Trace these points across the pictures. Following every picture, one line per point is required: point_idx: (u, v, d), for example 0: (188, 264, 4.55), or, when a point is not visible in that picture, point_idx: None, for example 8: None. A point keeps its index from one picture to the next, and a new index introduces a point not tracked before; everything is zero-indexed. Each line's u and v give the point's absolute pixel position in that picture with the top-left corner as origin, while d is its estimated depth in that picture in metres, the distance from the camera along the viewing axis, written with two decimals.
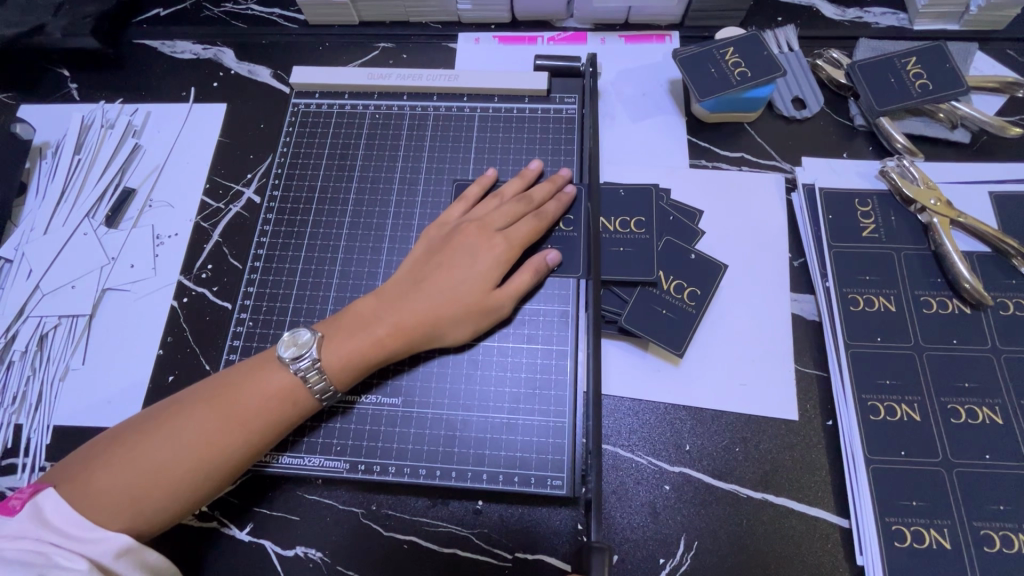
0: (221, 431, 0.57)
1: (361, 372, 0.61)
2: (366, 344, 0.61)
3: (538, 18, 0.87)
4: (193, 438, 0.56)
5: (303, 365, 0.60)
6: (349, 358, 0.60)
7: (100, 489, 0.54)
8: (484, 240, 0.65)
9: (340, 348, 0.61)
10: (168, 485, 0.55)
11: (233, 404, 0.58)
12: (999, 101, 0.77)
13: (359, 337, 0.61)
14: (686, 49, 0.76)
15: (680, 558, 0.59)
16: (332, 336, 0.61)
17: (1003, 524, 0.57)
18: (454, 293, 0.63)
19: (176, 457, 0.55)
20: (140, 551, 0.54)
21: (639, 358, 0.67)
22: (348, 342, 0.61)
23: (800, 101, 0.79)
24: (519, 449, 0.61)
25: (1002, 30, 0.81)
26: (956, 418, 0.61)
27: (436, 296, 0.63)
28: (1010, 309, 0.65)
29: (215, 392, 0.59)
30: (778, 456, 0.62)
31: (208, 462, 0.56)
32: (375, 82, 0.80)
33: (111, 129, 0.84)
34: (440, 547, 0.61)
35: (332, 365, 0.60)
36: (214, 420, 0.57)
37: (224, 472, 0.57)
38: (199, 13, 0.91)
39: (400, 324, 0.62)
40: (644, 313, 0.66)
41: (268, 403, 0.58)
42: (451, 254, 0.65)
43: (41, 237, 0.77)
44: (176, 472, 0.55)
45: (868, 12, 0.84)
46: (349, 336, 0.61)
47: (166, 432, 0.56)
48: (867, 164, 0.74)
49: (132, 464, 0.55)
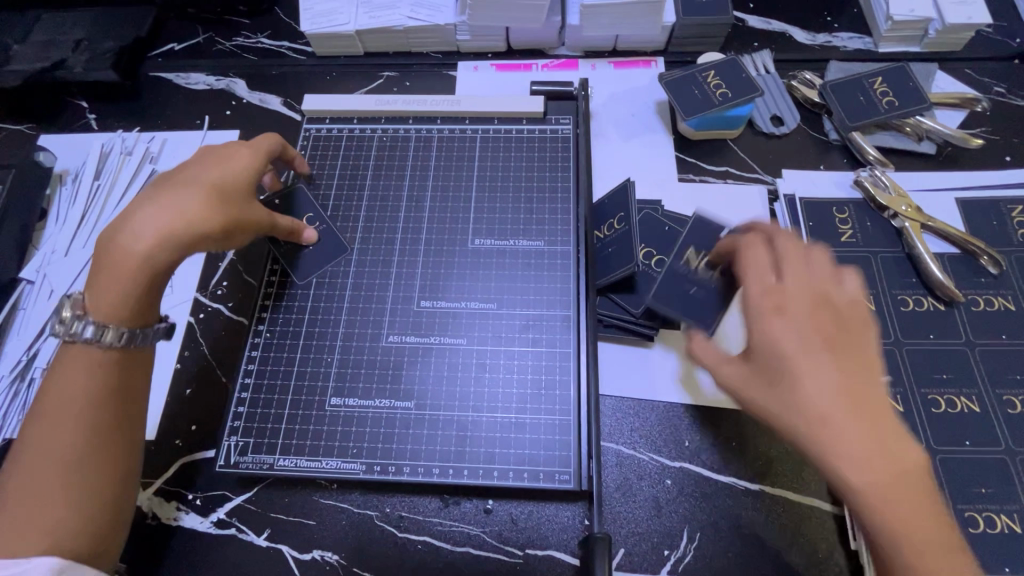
0: (92, 420, 0.56)
1: (127, 302, 0.58)
2: (123, 274, 0.58)
3: (532, 47, 0.93)
4: (59, 446, 0.54)
5: (86, 332, 0.57)
6: (117, 278, 0.58)
7: (3, 530, 0.51)
8: (205, 166, 0.65)
9: (104, 288, 0.58)
10: (66, 501, 0.53)
11: (69, 385, 0.57)
12: (961, 116, 0.83)
13: (113, 268, 0.58)
14: (671, 74, 0.82)
15: (684, 549, 0.62)
16: (95, 283, 0.59)
17: (986, 505, 0.60)
18: (151, 216, 0.59)
19: (52, 473, 0.53)
20: (75, 566, 0.52)
21: (633, 366, 0.70)
22: (111, 269, 0.58)
23: (778, 119, 0.84)
24: (527, 447, 0.64)
25: (960, 51, 0.88)
26: (936, 407, 0.65)
27: (147, 221, 0.59)
28: (980, 306, 0.70)
29: (51, 395, 0.56)
30: (773, 448, 0.66)
31: (82, 441, 0.55)
32: (382, 108, 0.85)
33: (129, 156, 0.88)
34: (451, 546, 0.63)
35: (101, 307, 0.58)
36: (62, 408, 0.56)
37: (118, 458, 0.57)
38: (213, 47, 0.97)
39: (151, 243, 0.58)
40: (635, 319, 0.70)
41: (114, 367, 0.58)
42: (177, 177, 0.63)
43: (61, 259, 0.81)
44: (64, 485, 0.53)
45: (837, 36, 0.91)
46: (105, 272, 0.58)
47: (28, 458, 0.54)
48: (842, 174, 0.80)
49: (20, 492, 0.53)
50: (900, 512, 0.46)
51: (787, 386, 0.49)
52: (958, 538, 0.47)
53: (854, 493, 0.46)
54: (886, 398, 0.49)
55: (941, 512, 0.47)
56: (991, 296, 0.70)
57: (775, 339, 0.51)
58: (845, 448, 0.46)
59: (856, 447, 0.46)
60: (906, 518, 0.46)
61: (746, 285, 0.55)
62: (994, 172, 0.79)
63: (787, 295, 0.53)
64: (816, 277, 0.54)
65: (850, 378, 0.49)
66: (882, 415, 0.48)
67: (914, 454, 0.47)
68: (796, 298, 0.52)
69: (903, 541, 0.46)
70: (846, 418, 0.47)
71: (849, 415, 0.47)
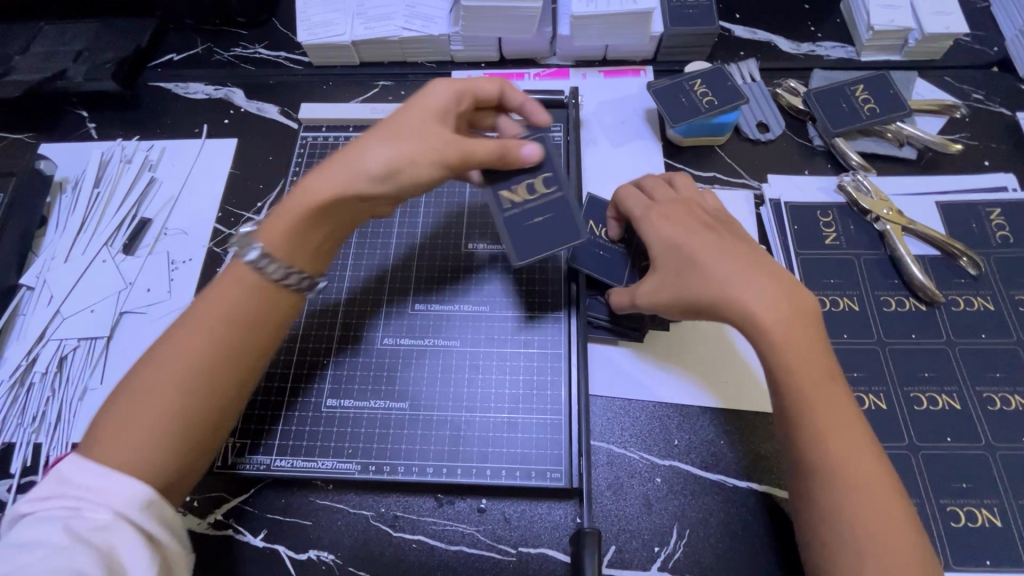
0: (198, 353, 0.57)
1: (298, 240, 0.61)
2: (287, 218, 0.61)
3: (524, 57, 0.95)
4: (169, 371, 0.56)
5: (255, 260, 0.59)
6: (298, 216, 0.61)
7: (126, 440, 0.53)
8: (436, 87, 0.67)
9: (283, 220, 0.61)
10: (163, 431, 0.54)
11: (208, 312, 0.58)
12: (940, 122, 0.86)
13: (289, 210, 0.61)
14: (659, 82, 0.84)
15: (674, 546, 0.63)
16: (271, 223, 0.61)
17: (967, 500, 0.62)
18: (397, 155, 0.62)
19: (158, 395, 0.55)
20: (161, 504, 0.53)
21: (623, 367, 0.72)
22: (301, 199, 0.61)
23: (764, 126, 0.87)
24: (520, 446, 0.66)
25: (939, 60, 0.91)
26: (918, 405, 0.67)
27: (378, 160, 0.62)
28: (961, 305, 0.72)
29: (202, 317, 0.58)
30: (760, 446, 0.67)
31: (215, 372, 0.57)
32: (377, 116, 0.87)
33: (129, 164, 0.89)
34: (445, 545, 0.64)
35: (279, 242, 0.60)
36: (195, 334, 0.57)
37: (219, 396, 0.57)
38: (211, 57, 0.99)
39: (309, 194, 0.61)
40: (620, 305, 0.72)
41: (241, 301, 0.59)
42: (419, 100, 0.66)
43: (61, 265, 0.82)
44: (168, 413, 0.55)
45: (820, 46, 0.93)
46: (287, 211, 0.61)
47: (141, 376, 0.56)
48: (826, 179, 0.82)
49: (145, 404, 0.55)
50: (799, 349, 0.56)
51: (692, 265, 0.61)
52: (843, 381, 0.57)
53: (764, 331, 0.57)
54: (771, 260, 0.62)
55: (829, 355, 0.58)
56: (971, 296, 0.72)
57: (669, 232, 0.64)
58: (748, 297, 0.58)
59: (759, 298, 0.58)
60: (804, 356, 0.56)
61: (633, 206, 0.69)
62: (973, 176, 0.81)
63: (667, 204, 0.67)
64: (685, 189, 0.70)
65: (734, 252, 0.61)
66: (768, 271, 0.60)
67: (806, 299, 0.59)
68: (674, 204, 0.67)
69: (804, 384, 0.56)
70: (737, 277, 0.59)
71: (742, 276, 0.59)
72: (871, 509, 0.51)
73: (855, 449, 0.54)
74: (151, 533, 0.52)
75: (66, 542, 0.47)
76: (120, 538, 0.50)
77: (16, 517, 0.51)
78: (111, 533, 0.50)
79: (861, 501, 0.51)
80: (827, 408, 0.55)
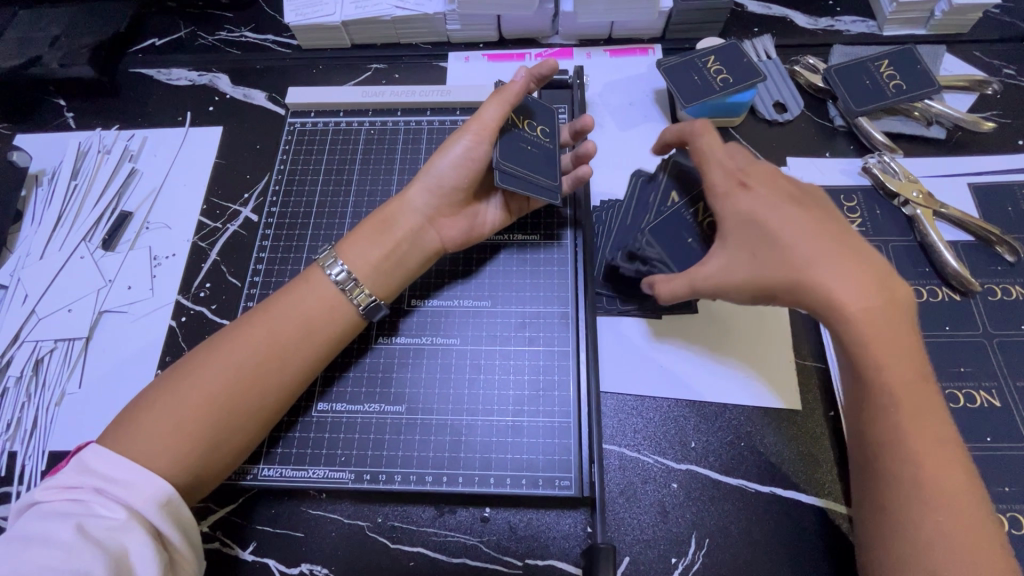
0: (250, 357, 0.57)
1: (389, 277, 0.64)
2: (377, 253, 0.63)
3: (525, 36, 0.90)
4: (215, 371, 0.56)
5: (338, 276, 0.62)
6: (379, 249, 0.63)
7: (150, 432, 0.53)
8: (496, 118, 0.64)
9: (363, 254, 0.63)
10: (195, 431, 0.54)
11: (269, 317, 0.59)
12: (970, 99, 0.80)
13: (374, 243, 0.63)
14: (669, 59, 0.79)
15: (693, 557, 0.58)
16: (356, 251, 0.63)
17: (1010, 505, 0.57)
18: (464, 159, 0.65)
19: (198, 393, 0.54)
20: (176, 503, 0.52)
21: (635, 357, 0.67)
22: (384, 234, 0.64)
23: (781, 106, 0.81)
24: (525, 451, 0.62)
25: (967, 32, 0.85)
26: (955, 402, 0.62)
27: (450, 161, 0.65)
28: (998, 295, 0.67)
29: (262, 322, 0.59)
30: (784, 448, 0.62)
31: (261, 376, 0.57)
32: (369, 100, 0.82)
33: (107, 155, 0.84)
34: (447, 557, 0.59)
35: (368, 277, 0.62)
36: (253, 337, 0.58)
37: (260, 403, 0.57)
38: (194, 41, 0.93)
39: (385, 223, 0.65)
40: (663, 230, 0.62)
41: (317, 313, 0.60)
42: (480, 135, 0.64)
43: (36, 263, 0.77)
44: (204, 409, 0.54)
45: (840, 20, 0.88)
46: (364, 244, 0.63)
47: (190, 370, 0.56)
48: (849, 161, 0.77)
49: (179, 398, 0.54)
50: (888, 343, 0.51)
51: (775, 246, 0.55)
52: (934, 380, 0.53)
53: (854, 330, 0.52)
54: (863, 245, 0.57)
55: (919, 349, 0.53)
56: (1009, 285, 0.67)
57: (754, 207, 0.57)
58: (840, 282, 0.52)
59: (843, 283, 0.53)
60: (891, 358, 0.51)
61: (711, 168, 0.61)
62: (1006, 156, 0.76)
63: (749, 173, 0.60)
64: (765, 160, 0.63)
65: (825, 229, 0.56)
66: (856, 248, 0.55)
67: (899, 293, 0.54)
68: (758, 175, 0.60)
69: (896, 381, 0.51)
70: (828, 261, 0.54)
71: (826, 251, 0.54)
72: (956, 523, 0.47)
73: (949, 472, 0.48)
74: (160, 531, 0.50)
75: (77, 540, 0.46)
76: (131, 538, 0.48)
77: (26, 506, 0.50)
78: (122, 533, 0.48)
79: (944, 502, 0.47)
80: (913, 408, 0.50)
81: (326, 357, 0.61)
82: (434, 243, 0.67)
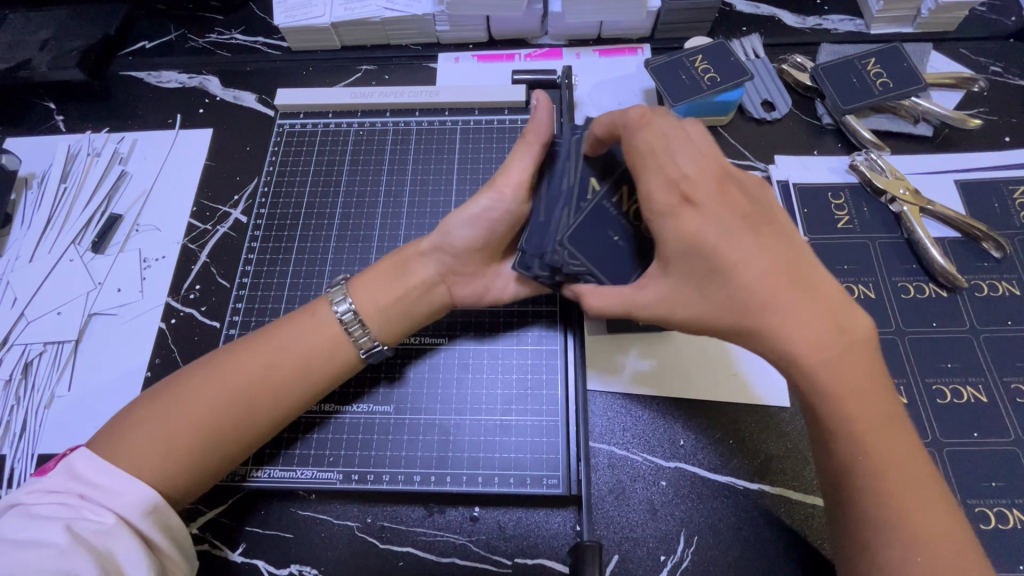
0: (247, 384, 0.57)
1: (397, 325, 0.63)
2: (388, 297, 0.62)
3: (514, 37, 0.90)
4: (210, 393, 0.55)
5: (345, 315, 0.61)
6: (390, 295, 0.62)
7: (137, 443, 0.53)
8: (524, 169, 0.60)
9: (373, 297, 0.62)
10: (181, 446, 0.53)
11: (266, 344, 0.59)
12: (957, 96, 0.81)
13: (386, 286, 0.62)
14: (657, 59, 0.79)
15: (681, 554, 0.58)
16: (367, 293, 0.62)
17: (997, 500, 0.57)
18: (484, 216, 0.61)
19: (191, 414, 0.54)
20: (164, 510, 0.52)
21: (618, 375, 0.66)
22: (396, 281, 0.63)
23: (769, 104, 0.81)
24: (513, 450, 0.62)
25: (954, 30, 0.85)
26: (942, 398, 0.62)
27: (472, 219, 0.61)
28: (984, 291, 0.67)
29: (259, 346, 0.59)
30: (772, 445, 0.63)
31: (252, 404, 0.56)
32: (358, 101, 0.82)
33: (97, 158, 0.84)
34: (436, 556, 0.59)
35: (376, 323, 0.61)
36: (247, 363, 0.57)
37: (250, 429, 0.57)
38: (184, 44, 0.93)
39: (400, 270, 0.63)
40: (590, 230, 0.57)
41: (314, 346, 0.59)
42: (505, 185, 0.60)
43: (26, 266, 0.77)
44: (192, 428, 0.54)
45: (827, 19, 0.88)
46: (376, 286, 0.62)
47: (183, 382, 0.56)
48: (837, 159, 0.77)
49: (169, 412, 0.54)
50: (847, 387, 0.47)
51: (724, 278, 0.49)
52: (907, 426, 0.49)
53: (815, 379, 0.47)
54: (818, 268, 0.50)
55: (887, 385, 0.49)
56: (995, 281, 0.68)
57: (697, 230, 0.50)
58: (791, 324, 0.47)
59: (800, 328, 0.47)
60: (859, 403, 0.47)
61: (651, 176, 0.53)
62: (992, 153, 0.76)
63: (694, 182, 0.52)
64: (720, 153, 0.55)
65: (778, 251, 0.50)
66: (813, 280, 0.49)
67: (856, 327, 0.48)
68: (703, 184, 0.52)
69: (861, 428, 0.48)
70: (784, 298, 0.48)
71: (784, 291, 0.48)
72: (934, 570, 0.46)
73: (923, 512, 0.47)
74: (149, 537, 0.51)
75: (66, 543, 0.46)
76: (120, 543, 0.48)
77: (5, 508, 0.50)
78: (111, 537, 0.48)
79: (926, 546, 0.45)
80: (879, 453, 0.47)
81: (320, 393, 0.60)
82: (444, 300, 0.64)
